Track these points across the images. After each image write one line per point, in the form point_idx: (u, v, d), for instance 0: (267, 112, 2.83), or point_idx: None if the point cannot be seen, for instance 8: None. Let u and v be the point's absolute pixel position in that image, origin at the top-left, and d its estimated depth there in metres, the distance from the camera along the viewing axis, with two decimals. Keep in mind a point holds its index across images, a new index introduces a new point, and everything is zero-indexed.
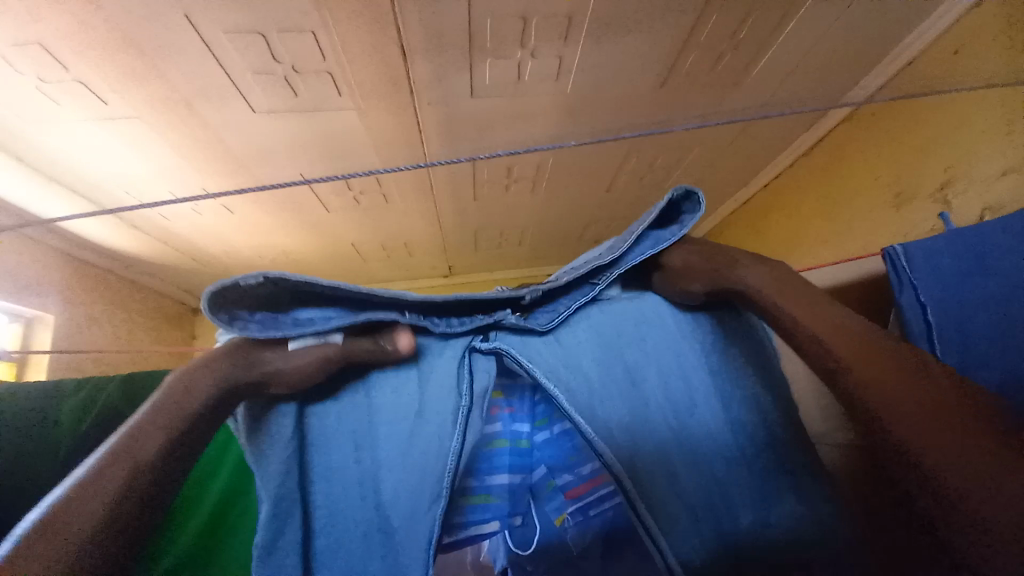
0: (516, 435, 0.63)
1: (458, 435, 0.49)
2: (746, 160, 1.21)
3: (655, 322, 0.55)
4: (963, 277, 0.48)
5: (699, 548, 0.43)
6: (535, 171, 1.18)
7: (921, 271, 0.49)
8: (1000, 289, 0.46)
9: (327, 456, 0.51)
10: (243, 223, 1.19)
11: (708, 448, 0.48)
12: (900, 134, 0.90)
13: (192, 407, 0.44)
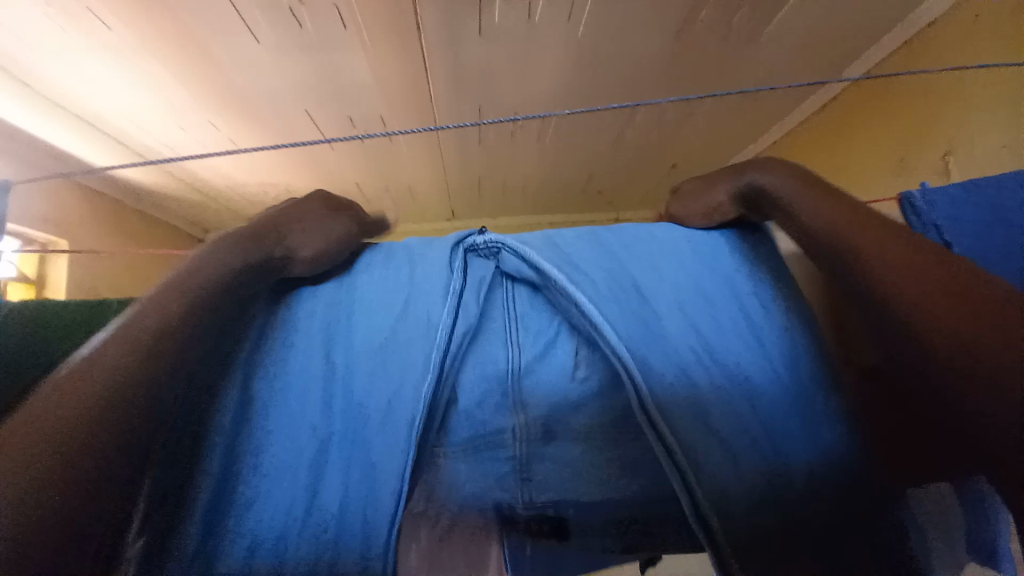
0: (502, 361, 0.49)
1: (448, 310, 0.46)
2: (759, 118, 1.14)
3: (657, 243, 0.50)
4: (987, 224, 0.45)
5: (732, 469, 0.38)
6: (542, 122, 1.10)
7: (944, 214, 0.45)
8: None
9: (310, 363, 0.45)
10: (244, 162, 1.18)
11: (752, 373, 0.42)
12: (905, 98, 0.88)
13: (209, 280, 0.39)
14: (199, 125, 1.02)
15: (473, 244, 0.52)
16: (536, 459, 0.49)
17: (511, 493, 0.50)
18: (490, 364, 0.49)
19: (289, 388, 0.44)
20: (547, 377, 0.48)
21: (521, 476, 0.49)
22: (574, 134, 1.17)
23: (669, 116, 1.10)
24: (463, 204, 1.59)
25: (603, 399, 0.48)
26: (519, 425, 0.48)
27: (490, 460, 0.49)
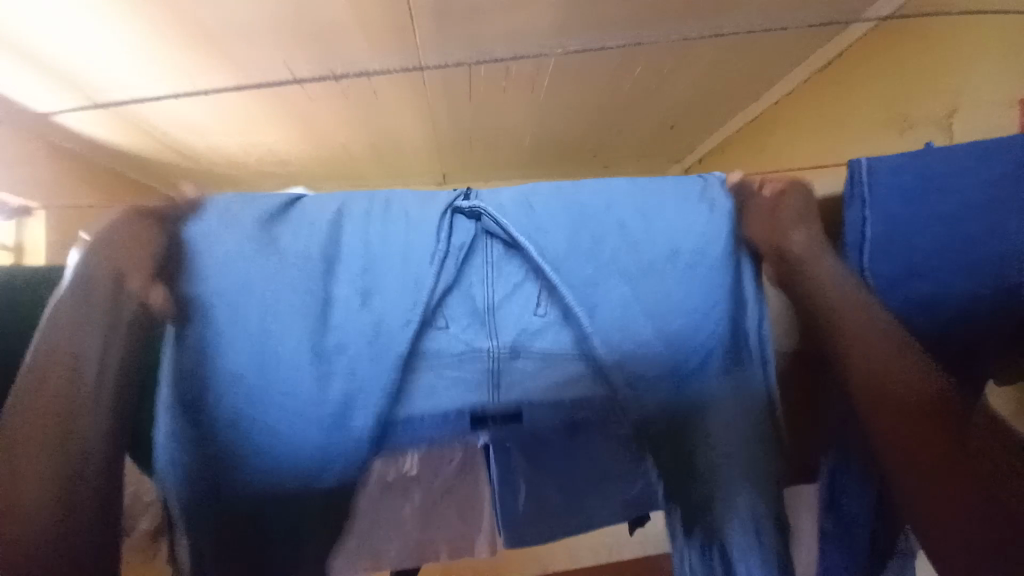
0: (480, 309, 0.44)
1: (433, 273, 0.42)
2: (762, 71, 1.09)
3: (665, 207, 0.45)
4: (918, 188, 0.44)
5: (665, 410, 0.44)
6: (535, 73, 1.04)
7: (878, 182, 0.44)
8: (947, 209, 0.44)
9: (265, 342, 0.40)
10: (222, 116, 1.12)
11: (705, 347, 0.44)
12: (915, 54, 0.83)
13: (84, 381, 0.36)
14: (166, 74, 0.94)
15: (458, 208, 0.45)
16: (506, 370, 0.44)
17: (481, 395, 0.44)
18: (470, 301, 0.45)
19: (216, 353, 0.39)
20: (522, 322, 0.44)
21: (492, 382, 0.44)
22: (568, 88, 1.11)
23: (667, 71, 1.05)
24: (454, 163, 1.53)
25: (557, 356, 0.44)
26: (488, 351, 0.43)
27: (461, 374, 0.43)
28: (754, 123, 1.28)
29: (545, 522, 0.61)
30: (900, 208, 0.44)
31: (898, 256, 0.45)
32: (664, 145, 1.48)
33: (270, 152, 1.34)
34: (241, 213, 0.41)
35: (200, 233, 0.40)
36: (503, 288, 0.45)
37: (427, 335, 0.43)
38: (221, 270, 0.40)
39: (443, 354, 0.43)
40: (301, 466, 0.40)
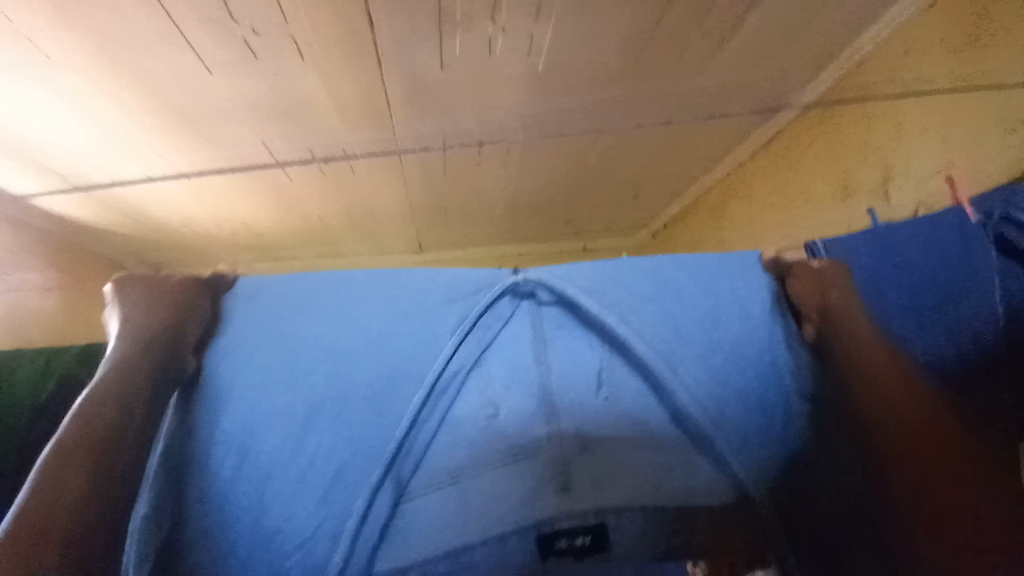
0: (534, 389, 0.49)
1: (450, 349, 0.48)
2: (712, 148, 1.20)
3: (702, 272, 0.53)
4: (882, 264, 0.53)
5: (750, 463, 0.47)
6: (505, 151, 1.12)
7: (846, 260, 0.54)
8: (911, 281, 0.52)
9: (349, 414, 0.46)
10: (197, 191, 1.13)
11: (758, 409, 0.49)
12: (845, 134, 0.94)
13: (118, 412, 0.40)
14: (145, 154, 0.97)
15: (512, 285, 0.52)
16: (571, 461, 0.46)
17: (547, 491, 0.45)
18: (511, 378, 0.49)
19: (258, 413, 0.45)
20: (581, 405, 0.48)
21: (558, 485, 0.45)
22: (538, 163, 1.19)
23: (627, 147, 1.14)
24: (431, 235, 1.57)
25: (633, 420, 0.48)
26: (553, 437, 0.46)
27: (517, 464, 0.46)
28: (711, 192, 1.38)
29: None
30: (877, 278, 0.53)
31: (882, 321, 0.51)
32: (631, 214, 1.57)
33: (246, 225, 1.35)
34: (291, 295, 0.50)
35: (266, 310, 0.49)
36: (566, 357, 0.50)
37: (462, 402, 0.48)
38: (280, 333, 0.48)
39: (473, 423, 0.47)
40: (317, 548, 0.43)
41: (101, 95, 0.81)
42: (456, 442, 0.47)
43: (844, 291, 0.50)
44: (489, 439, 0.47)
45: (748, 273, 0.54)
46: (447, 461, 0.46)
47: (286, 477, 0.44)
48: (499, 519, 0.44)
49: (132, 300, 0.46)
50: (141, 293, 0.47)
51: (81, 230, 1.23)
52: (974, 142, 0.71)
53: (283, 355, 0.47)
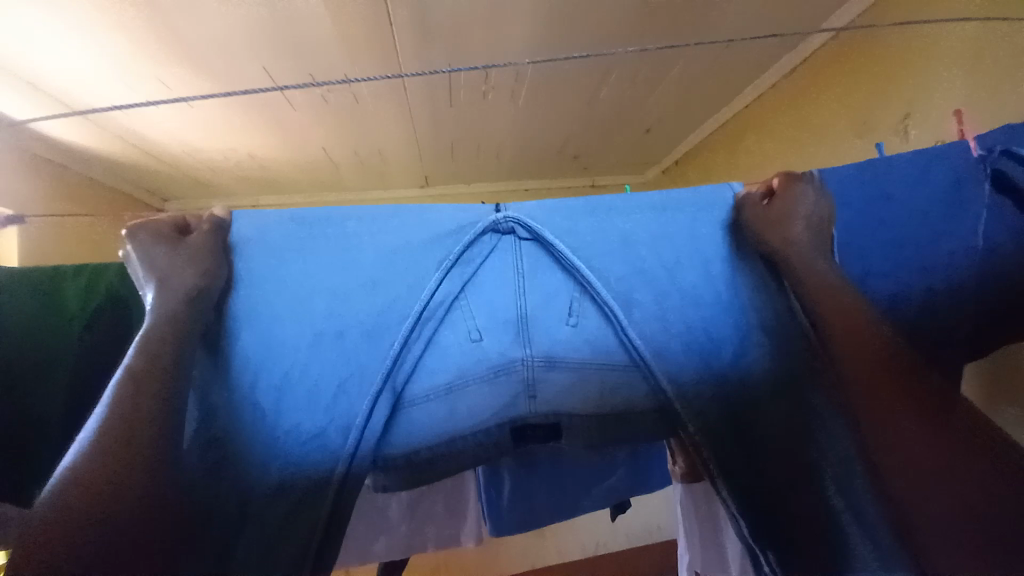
0: (511, 315, 0.50)
1: (437, 278, 0.49)
2: (733, 77, 1.13)
3: (672, 210, 0.52)
4: (874, 195, 0.50)
5: (701, 392, 0.47)
6: (515, 79, 1.06)
7: (835, 191, 0.50)
8: (904, 211, 0.49)
9: (319, 333, 0.47)
10: (198, 121, 1.10)
11: (717, 350, 0.48)
12: (867, 64, 0.90)
13: (167, 356, 0.41)
14: (145, 82, 0.94)
15: (494, 221, 0.52)
16: (540, 378, 0.48)
17: (518, 405, 0.48)
18: (492, 309, 0.51)
19: (256, 332, 0.47)
20: (552, 333, 0.50)
21: (527, 394, 0.48)
22: (549, 94, 1.13)
23: (643, 77, 1.08)
24: (436, 168, 1.55)
25: (600, 346, 0.50)
26: (525, 359, 0.49)
27: (487, 380, 0.48)
28: (726, 126, 1.33)
29: (535, 514, 0.61)
30: (851, 217, 0.50)
31: (856, 255, 0.50)
32: (642, 148, 1.53)
33: (251, 157, 1.33)
34: (278, 225, 0.49)
35: (247, 241, 0.48)
36: (540, 293, 0.51)
37: (443, 326, 0.50)
38: (260, 263, 0.48)
39: (458, 349, 0.49)
40: (325, 442, 0.45)
41: (95, 20, 0.76)
42: (441, 365, 0.49)
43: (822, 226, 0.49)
44: (460, 360, 0.49)
45: (714, 215, 0.53)
46: (417, 376, 0.48)
47: (282, 390, 0.46)
48: (469, 418, 0.48)
49: (162, 247, 0.46)
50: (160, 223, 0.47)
51: (84, 159, 1.22)
52: (1001, 78, 0.68)
53: (262, 287, 0.48)
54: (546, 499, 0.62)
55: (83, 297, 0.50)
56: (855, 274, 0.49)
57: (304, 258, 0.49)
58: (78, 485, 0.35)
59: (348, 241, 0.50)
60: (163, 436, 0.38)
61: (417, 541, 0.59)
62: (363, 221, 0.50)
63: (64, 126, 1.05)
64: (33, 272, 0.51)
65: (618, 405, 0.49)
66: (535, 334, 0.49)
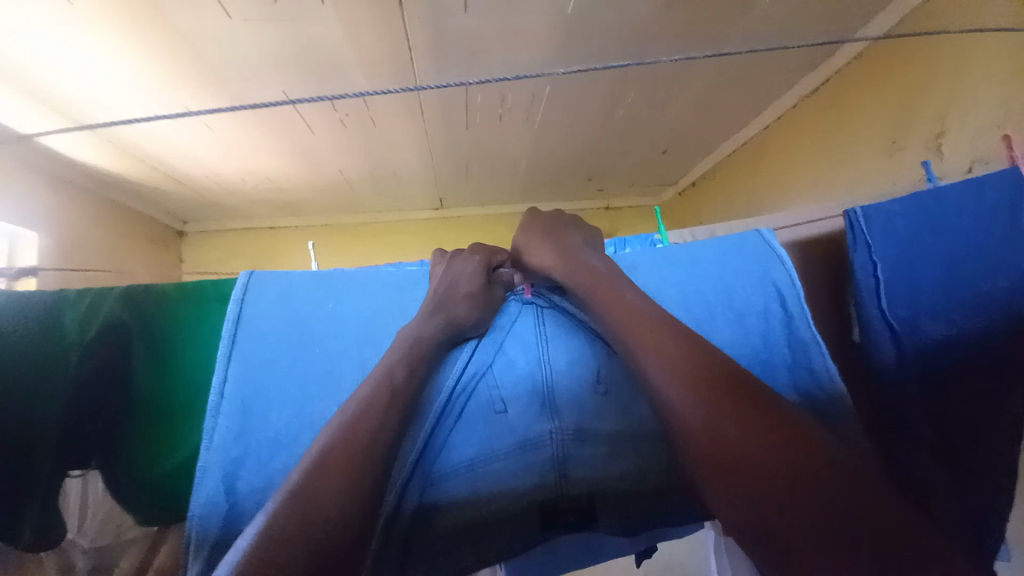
0: (539, 381, 0.46)
1: (465, 352, 0.46)
2: (751, 97, 1.11)
3: (705, 257, 0.50)
4: (924, 231, 0.44)
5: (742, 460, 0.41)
6: (530, 100, 1.05)
7: (878, 233, 0.45)
8: (959, 248, 0.43)
9: (331, 402, 0.44)
10: (218, 145, 1.12)
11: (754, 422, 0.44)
12: (901, 78, 0.86)
13: (364, 432, 0.36)
14: (168, 105, 0.96)
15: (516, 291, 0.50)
16: (568, 451, 0.43)
17: (545, 479, 0.42)
18: (518, 376, 0.46)
19: (252, 401, 0.43)
20: (579, 399, 0.45)
21: (556, 469, 0.42)
22: (564, 115, 1.13)
23: (659, 99, 1.08)
24: (451, 189, 1.55)
25: (630, 411, 0.44)
26: (553, 430, 0.43)
27: (518, 454, 0.43)
28: (748, 144, 1.30)
29: (554, 563, 0.56)
30: (896, 254, 0.44)
31: (909, 298, 0.44)
32: (658, 169, 1.52)
33: (269, 179, 1.35)
34: (302, 285, 0.49)
35: (257, 303, 0.47)
36: (564, 357, 0.47)
37: (470, 397, 0.45)
38: (264, 320, 0.47)
39: (483, 422, 0.44)
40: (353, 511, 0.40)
41: (118, 47, 0.78)
42: (472, 438, 0.43)
43: (863, 267, 0.46)
44: (487, 433, 0.44)
45: (752, 256, 0.49)
46: (444, 452, 0.43)
47: (276, 469, 0.41)
48: (495, 498, 0.42)
49: (436, 283, 0.49)
50: (463, 256, 0.50)
51: (111, 182, 1.25)
52: None
53: (264, 354, 0.45)
54: (567, 551, 0.57)
55: (82, 323, 0.49)
56: (903, 318, 0.44)
57: (319, 317, 0.47)
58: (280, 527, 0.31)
59: (372, 301, 0.49)
60: (346, 514, 0.33)
61: None
62: (386, 279, 0.50)
63: (93, 151, 1.08)
64: (30, 297, 0.49)
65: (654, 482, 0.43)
66: (561, 403, 0.45)
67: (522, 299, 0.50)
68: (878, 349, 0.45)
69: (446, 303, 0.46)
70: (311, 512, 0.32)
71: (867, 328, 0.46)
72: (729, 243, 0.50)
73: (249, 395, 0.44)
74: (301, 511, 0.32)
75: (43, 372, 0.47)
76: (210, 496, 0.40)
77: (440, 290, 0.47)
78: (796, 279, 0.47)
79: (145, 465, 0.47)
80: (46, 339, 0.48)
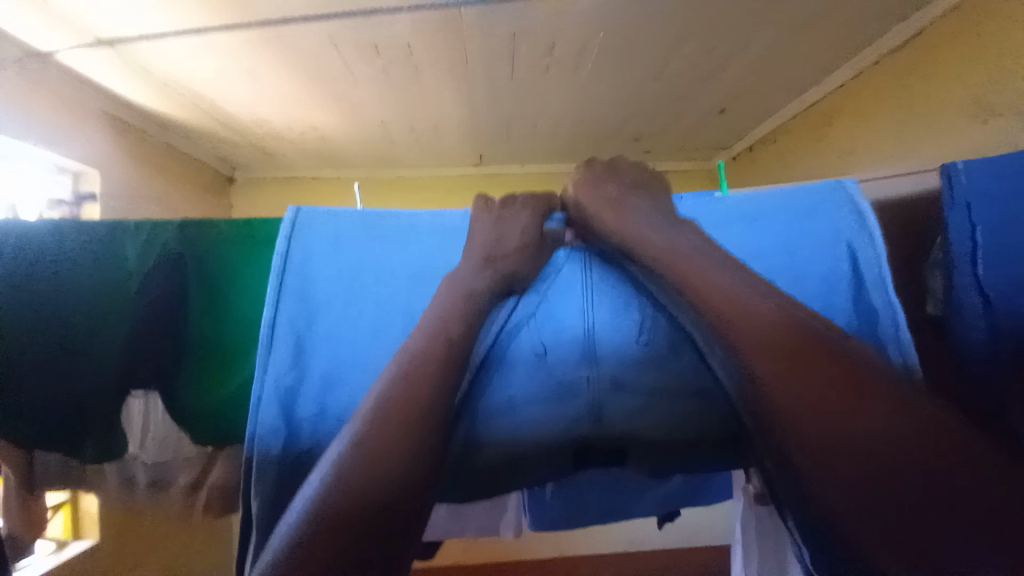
0: (583, 331, 0.44)
1: (510, 300, 0.45)
2: (830, 50, 1.00)
3: (778, 213, 0.46)
4: None
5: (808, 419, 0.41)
6: (578, 51, 0.99)
7: (983, 193, 0.40)
8: None
9: (379, 338, 0.45)
10: (264, 93, 1.13)
11: None
12: (1000, 36, 0.74)
13: (422, 394, 0.37)
14: (214, 53, 0.95)
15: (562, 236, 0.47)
16: (608, 400, 0.42)
17: (582, 426, 0.42)
18: (561, 325, 0.45)
19: (304, 335, 0.45)
20: (621, 351, 0.43)
21: (593, 416, 0.42)
22: (615, 68, 1.06)
23: (722, 52, 0.99)
24: (491, 145, 1.51)
25: (672, 366, 0.43)
26: (593, 379, 0.43)
27: (558, 400, 0.43)
28: (818, 106, 1.18)
29: (580, 516, 0.57)
30: (997, 220, 0.39)
31: (1011, 270, 0.39)
32: (713, 130, 1.41)
33: (312, 129, 1.36)
34: (347, 224, 0.48)
35: (300, 240, 0.47)
36: (608, 310, 0.45)
37: (513, 343, 0.44)
38: (310, 258, 0.47)
39: (524, 367, 0.44)
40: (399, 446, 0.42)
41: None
42: (513, 382, 0.43)
43: (961, 231, 0.40)
44: (528, 378, 0.43)
45: (827, 215, 0.45)
46: (486, 393, 0.43)
47: (328, 401, 0.43)
48: (533, 439, 0.42)
49: (482, 230, 0.47)
50: (513, 205, 0.48)
51: (165, 127, 1.29)
52: None
53: (311, 292, 0.46)
54: (592, 504, 0.57)
55: (141, 252, 0.52)
56: (1004, 291, 0.38)
57: (363, 255, 0.47)
58: (362, 462, 0.34)
59: (417, 243, 0.48)
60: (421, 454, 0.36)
61: (457, 526, 0.57)
62: (429, 221, 0.49)
63: (151, 93, 1.12)
64: (91, 225, 0.52)
65: (697, 438, 0.42)
66: (602, 354, 0.44)
67: (570, 247, 0.47)
68: (969, 326, 0.39)
69: (494, 254, 0.45)
70: (389, 455, 0.35)
71: (955, 300, 0.40)
72: (807, 200, 0.45)
73: (302, 330, 0.45)
74: (373, 458, 0.34)
75: (111, 296, 0.51)
76: (266, 424, 0.42)
77: (486, 242, 0.46)
78: (880, 242, 0.42)
79: (197, 391, 0.50)
80: (113, 265, 0.51)
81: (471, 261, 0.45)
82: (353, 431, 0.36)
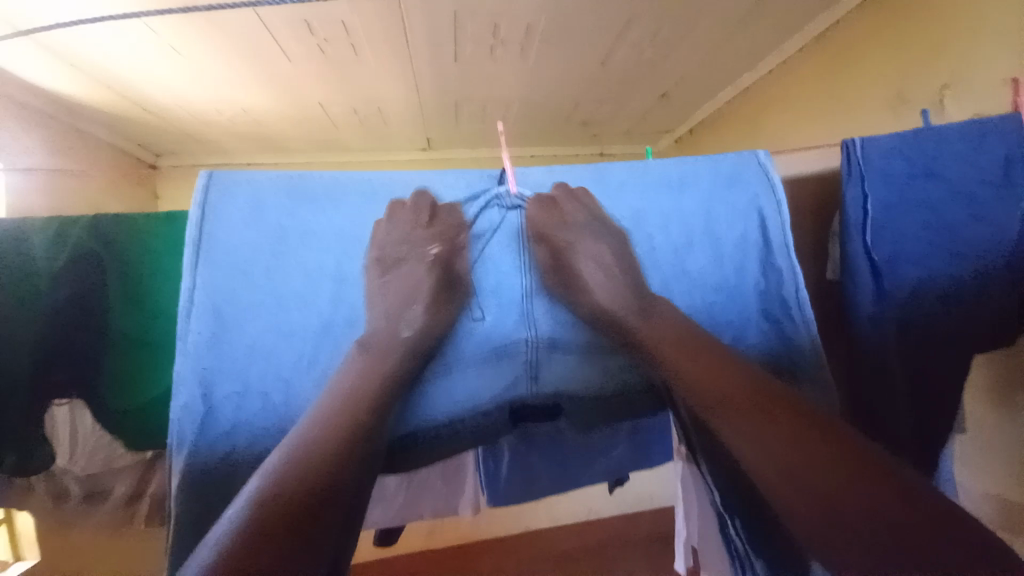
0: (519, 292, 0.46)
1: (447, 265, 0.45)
2: (760, 37, 1.05)
3: (702, 178, 0.49)
4: (913, 172, 0.45)
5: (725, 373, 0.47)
6: (525, 33, 0.99)
7: (875, 168, 0.45)
8: (942, 194, 0.44)
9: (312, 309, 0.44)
10: (189, 73, 1.04)
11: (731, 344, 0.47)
12: (911, 28, 0.82)
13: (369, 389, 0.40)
14: (128, 26, 0.86)
15: (498, 193, 0.46)
16: (544, 360, 0.45)
17: (519, 385, 0.45)
18: (499, 286, 0.45)
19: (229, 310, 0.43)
20: (556, 313, 0.46)
21: (530, 374, 0.45)
22: (563, 51, 1.06)
23: (664, 37, 1.02)
24: (439, 129, 1.48)
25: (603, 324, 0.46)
26: (530, 339, 0.45)
27: (495, 362, 0.45)
28: (750, 91, 1.25)
29: (532, 484, 0.60)
30: (886, 193, 0.45)
31: (889, 240, 0.46)
32: (655, 115, 1.46)
33: (245, 112, 1.27)
34: (270, 192, 0.45)
35: (220, 208, 0.44)
36: (544, 270, 0.46)
37: (450, 307, 0.45)
38: (233, 226, 0.44)
39: (463, 332, 0.44)
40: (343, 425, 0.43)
41: None
42: (451, 347, 0.44)
43: (856, 204, 0.45)
44: (465, 344, 0.44)
45: (744, 183, 0.49)
46: (423, 358, 0.44)
47: (254, 377, 0.42)
48: (470, 398, 0.44)
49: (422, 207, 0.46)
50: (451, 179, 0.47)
51: (74, 109, 1.16)
52: None
53: (238, 265, 0.44)
54: (544, 473, 0.60)
55: (51, 251, 0.48)
56: (883, 258, 0.45)
57: (292, 223, 0.45)
58: (300, 467, 0.36)
59: (350, 212, 0.46)
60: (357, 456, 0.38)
61: (414, 510, 0.59)
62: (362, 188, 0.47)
63: (54, 74, 1.00)
64: None
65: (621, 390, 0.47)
66: (538, 318, 0.45)
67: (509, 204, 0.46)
68: (860, 291, 0.46)
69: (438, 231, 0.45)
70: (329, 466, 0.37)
71: (849, 264, 0.46)
72: (727, 167, 0.49)
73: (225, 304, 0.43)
74: (311, 465, 0.36)
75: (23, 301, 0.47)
76: (187, 404, 0.40)
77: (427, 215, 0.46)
78: (784, 210, 0.48)
79: (130, 392, 0.48)
80: (20, 267, 0.47)
81: (415, 241, 0.45)
82: (295, 436, 0.38)
